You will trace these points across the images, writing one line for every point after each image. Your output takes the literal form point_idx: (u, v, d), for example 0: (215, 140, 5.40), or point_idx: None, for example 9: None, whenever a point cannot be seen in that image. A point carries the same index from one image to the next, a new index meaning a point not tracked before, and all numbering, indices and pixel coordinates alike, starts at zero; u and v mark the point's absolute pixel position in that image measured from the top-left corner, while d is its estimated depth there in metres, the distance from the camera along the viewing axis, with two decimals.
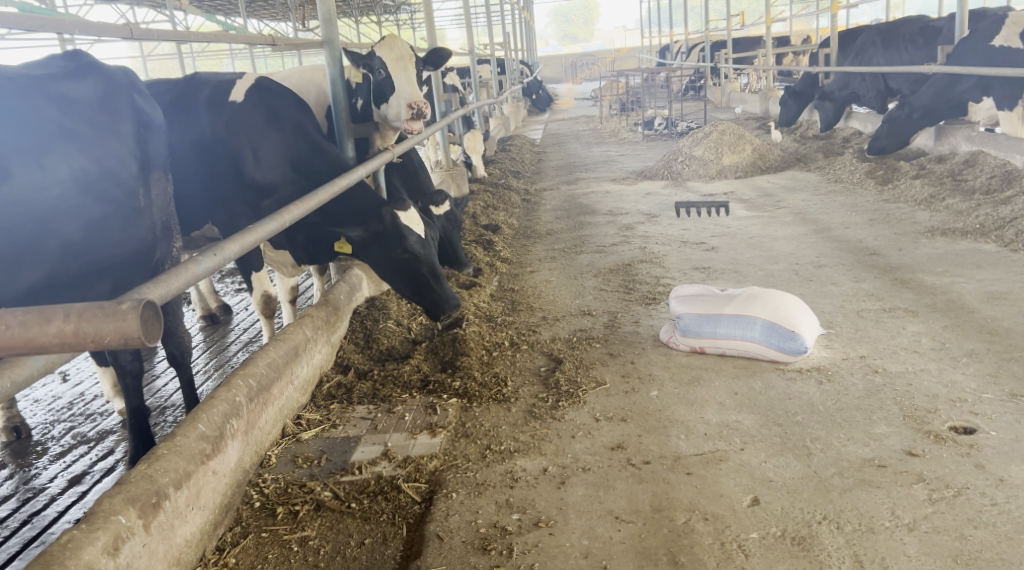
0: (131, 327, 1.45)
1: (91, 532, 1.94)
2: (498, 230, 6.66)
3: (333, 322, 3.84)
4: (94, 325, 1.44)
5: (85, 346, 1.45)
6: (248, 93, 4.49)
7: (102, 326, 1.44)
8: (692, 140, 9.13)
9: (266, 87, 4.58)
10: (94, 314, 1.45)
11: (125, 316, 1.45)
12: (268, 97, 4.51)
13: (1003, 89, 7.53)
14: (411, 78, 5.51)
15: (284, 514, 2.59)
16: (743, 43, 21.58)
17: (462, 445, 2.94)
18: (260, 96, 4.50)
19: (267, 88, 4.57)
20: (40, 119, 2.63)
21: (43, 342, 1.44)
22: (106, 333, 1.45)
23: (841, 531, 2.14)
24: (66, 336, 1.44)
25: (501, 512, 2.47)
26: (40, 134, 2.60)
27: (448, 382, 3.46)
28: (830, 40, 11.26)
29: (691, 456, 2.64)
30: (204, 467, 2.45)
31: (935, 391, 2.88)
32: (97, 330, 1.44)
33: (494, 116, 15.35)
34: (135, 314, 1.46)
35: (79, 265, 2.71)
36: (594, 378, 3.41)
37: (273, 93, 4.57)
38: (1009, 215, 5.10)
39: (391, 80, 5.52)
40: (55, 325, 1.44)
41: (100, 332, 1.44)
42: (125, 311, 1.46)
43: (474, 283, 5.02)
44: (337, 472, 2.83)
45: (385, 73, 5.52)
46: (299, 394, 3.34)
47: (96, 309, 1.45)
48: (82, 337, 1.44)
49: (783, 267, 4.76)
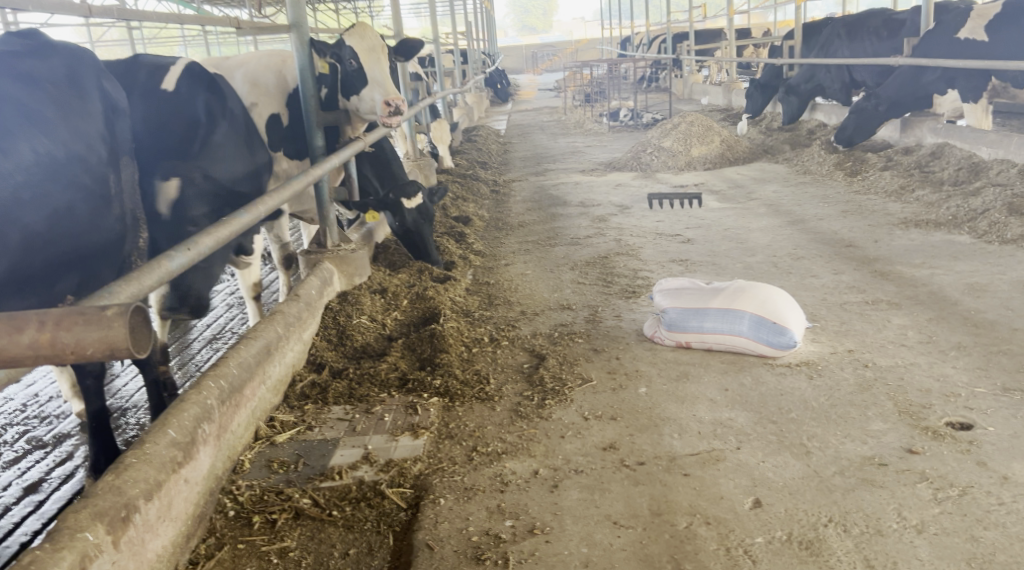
0: (118, 336, 1.31)
1: (57, 552, 1.77)
2: (469, 222, 6.52)
3: (304, 318, 3.67)
4: (74, 334, 1.30)
5: (64, 359, 1.31)
6: (187, 81, 4.01)
7: (84, 336, 1.30)
8: (660, 131, 9.17)
9: (205, 81, 4.12)
10: (75, 322, 1.30)
11: (112, 323, 1.30)
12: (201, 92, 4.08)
13: (969, 83, 7.71)
14: (383, 70, 5.39)
15: (260, 524, 2.44)
16: (705, 35, 21.77)
17: (447, 447, 2.81)
18: (201, 91, 4.06)
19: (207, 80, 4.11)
20: (5, 98, 2.41)
21: (14, 354, 1.28)
22: (89, 343, 1.30)
23: (849, 534, 2.07)
24: (41, 347, 1.29)
25: (493, 518, 2.35)
26: (3, 115, 2.38)
27: (428, 380, 3.33)
28: (795, 32, 11.36)
29: (688, 457, 2.56)
30: (175, 476, 2.29)
31: (927, 385, 2.85)
32: (78, 341, 1.30)
33: (458, 106, 15.16)
34: (123, 322, 1.31)
35: (44, 259, 2.50)
36: (579, 374, 3.31)
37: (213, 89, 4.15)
38: (980, 206, 5.14)
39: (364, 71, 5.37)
40: (29, 335, 1.28)
41: (82, 343, 1.30)
42: (111, 319, 1.31)
43: (449, 275, 4.85)
44: (316, 478, 2.68)
45: (357, 63, 5.36)
46: (272, 394, 3.18)
47: (77, 316, 1.31)
48: (61, 348, 1.30)
49: (762, 259, 4.73)
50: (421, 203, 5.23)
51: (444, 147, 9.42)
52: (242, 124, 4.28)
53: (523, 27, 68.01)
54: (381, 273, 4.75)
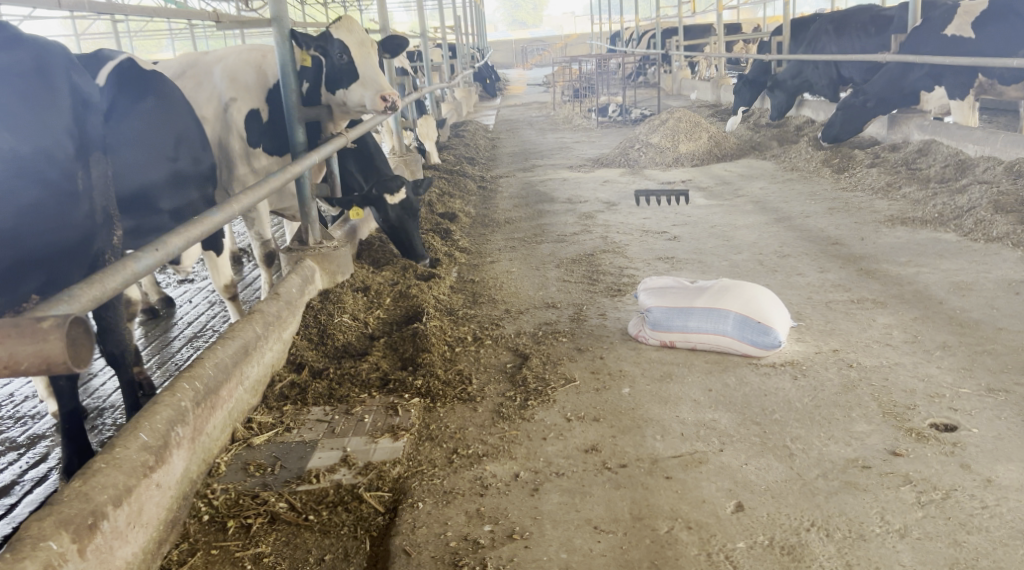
0: (53, 350, 1.39)
1: (17, 562, 1.72)
2: (454, 219, 6.47)
3: (284, 317, 3.61)
4: (10, 347, 1.38)
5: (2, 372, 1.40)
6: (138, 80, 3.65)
7: (20, 350, 1.38)
8: (649, 127, 9.17)
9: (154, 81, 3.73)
10: (12, 336, 1.38)
11: (46, 337, 1.39)
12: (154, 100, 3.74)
13: (955, 80, 7.71)
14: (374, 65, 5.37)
15: (235, 529, 2.39)
16: (694, 30, 21.79)
17: (427, 450, 2.77)
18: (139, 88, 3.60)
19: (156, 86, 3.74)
20: None
21: None
22: (25, 356, 1.38)
23: (831, 539, 2.04)
24: None
25: (472, 523, 2.31)
26: None
27: (410, 381, 3.28)
28: (783, 27, 11.35)
29: (670, 459, 2.53)
30: (146, 481, 2.24)
31: (911, 386, 2.83)
32: (14, 354, 1.38)
33: (447, 101, 15.10)
34: (57, 335, 1.39)
35: (7, 257, 2.47)
36: (563, 375, 3.27)
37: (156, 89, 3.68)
38: (967, 204, 5.14)
39: (356, 65, 5.32)
40: None
41: (18, 357, 1.38)
42: (46, 332, 1.39)
43: (433, 273, 4.79)
44: (293, 481, 2.63)
45: (349, 58, 5.29)
46: (250, 395, 3.12)
47: (13, 330, 1.39)
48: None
49: (748, 257, 4.70)
50: (405, 200, 5.17)
51: (431, 142, 9.34)
52: (178, 129, 3.74)
53: (513, 22, 67.81)
54: (364, 270, 4.69)
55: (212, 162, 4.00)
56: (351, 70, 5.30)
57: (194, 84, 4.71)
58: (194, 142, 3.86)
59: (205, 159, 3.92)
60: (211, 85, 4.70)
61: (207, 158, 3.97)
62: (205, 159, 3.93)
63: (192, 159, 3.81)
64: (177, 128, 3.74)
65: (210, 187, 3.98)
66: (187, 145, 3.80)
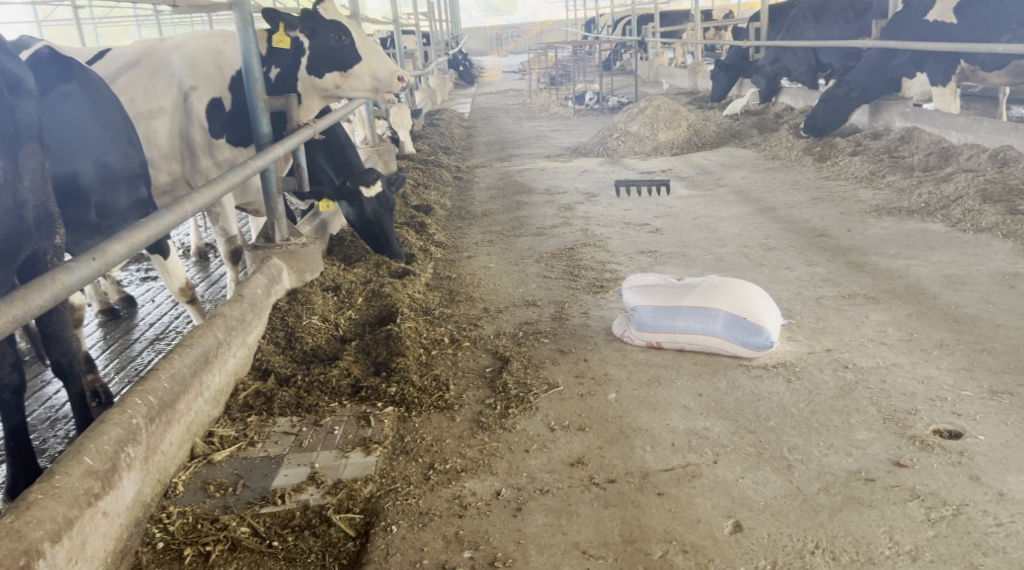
0: None
1: None
2: (430, 212, 6.25)
3: (248, 320, 3.40)
4: None
5: None
6: (68, 76, 3.44)
7: None
8: (627, 114, 9.02)
9: (75, 69, 3.50)
10: None
11: None
12: (90, 91, 3.49)
13: (936, 65, 7.63)
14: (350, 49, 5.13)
15: (192, 558, 2.20)
16: (671, 18, 21.70)
17: (401, 465, 2.59)
18: (58, 76, 3.39)
19: (82, 77, 3.49)
20: None
21: None
22: None
23: (838, 563, 1.90)
24: None
25: (450, 548, 2.14)
26: None
27: (384, 389, 3.08)
28: (762, 12, 11.25)
29: (661, 473, 2.37)
30: (91, 510, 2.04)
31: (911, 389, 2.69)
32: None
33: (421, 89, 14.83)
34: None
35: None
36: (545, 380, 3.09)
37: (81, 81, 3.47)
38: (953, 193, 5.03)
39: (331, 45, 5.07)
40: None
41: None
42: None
43: (408, 269, 4.58)
44: (255, 503, 2.44)
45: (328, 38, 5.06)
46: (210, 406, 2.91)
47: None
48: None
49: (733, 250, 4.55)
50: (379, 193, 4.95)
51: (405, 132, 9.11)
52: (104, 124, 3.51)
53: (486, 8, 67.16)
54: (335, 268, 4.47)
55: (144, 161, 3.75)
56: (328, 55, 5.07)
57: (150, 72, 4.45)
58: (124, 138, 3.63)
59: (135, 157, 3.67)
60: (168, 73, 4.46)
61: (139, 156, 3.71)
62: (135, 157, 3.67)
63: (121, 156, 3.58)
64: (101, 123, 3.51)
65: (144, 189, 3.71)
66: (117, 141, 3.57)
